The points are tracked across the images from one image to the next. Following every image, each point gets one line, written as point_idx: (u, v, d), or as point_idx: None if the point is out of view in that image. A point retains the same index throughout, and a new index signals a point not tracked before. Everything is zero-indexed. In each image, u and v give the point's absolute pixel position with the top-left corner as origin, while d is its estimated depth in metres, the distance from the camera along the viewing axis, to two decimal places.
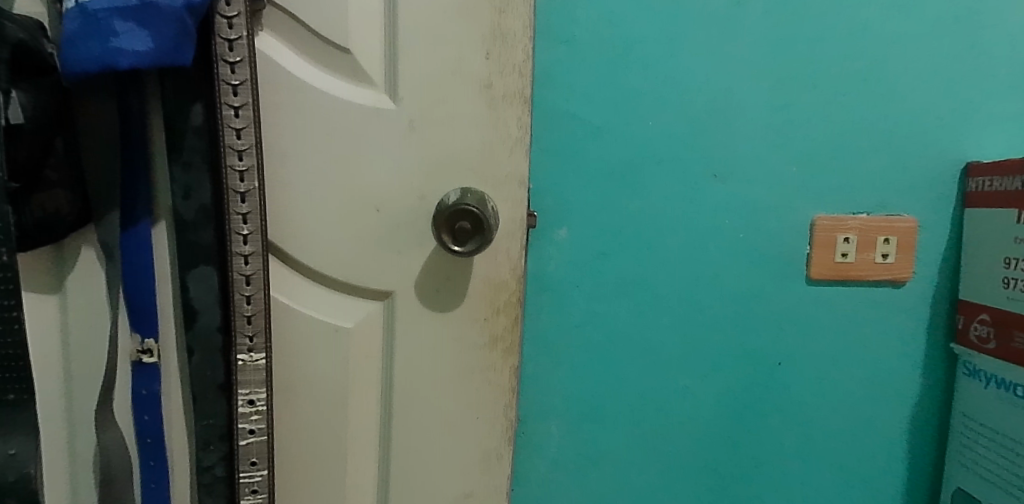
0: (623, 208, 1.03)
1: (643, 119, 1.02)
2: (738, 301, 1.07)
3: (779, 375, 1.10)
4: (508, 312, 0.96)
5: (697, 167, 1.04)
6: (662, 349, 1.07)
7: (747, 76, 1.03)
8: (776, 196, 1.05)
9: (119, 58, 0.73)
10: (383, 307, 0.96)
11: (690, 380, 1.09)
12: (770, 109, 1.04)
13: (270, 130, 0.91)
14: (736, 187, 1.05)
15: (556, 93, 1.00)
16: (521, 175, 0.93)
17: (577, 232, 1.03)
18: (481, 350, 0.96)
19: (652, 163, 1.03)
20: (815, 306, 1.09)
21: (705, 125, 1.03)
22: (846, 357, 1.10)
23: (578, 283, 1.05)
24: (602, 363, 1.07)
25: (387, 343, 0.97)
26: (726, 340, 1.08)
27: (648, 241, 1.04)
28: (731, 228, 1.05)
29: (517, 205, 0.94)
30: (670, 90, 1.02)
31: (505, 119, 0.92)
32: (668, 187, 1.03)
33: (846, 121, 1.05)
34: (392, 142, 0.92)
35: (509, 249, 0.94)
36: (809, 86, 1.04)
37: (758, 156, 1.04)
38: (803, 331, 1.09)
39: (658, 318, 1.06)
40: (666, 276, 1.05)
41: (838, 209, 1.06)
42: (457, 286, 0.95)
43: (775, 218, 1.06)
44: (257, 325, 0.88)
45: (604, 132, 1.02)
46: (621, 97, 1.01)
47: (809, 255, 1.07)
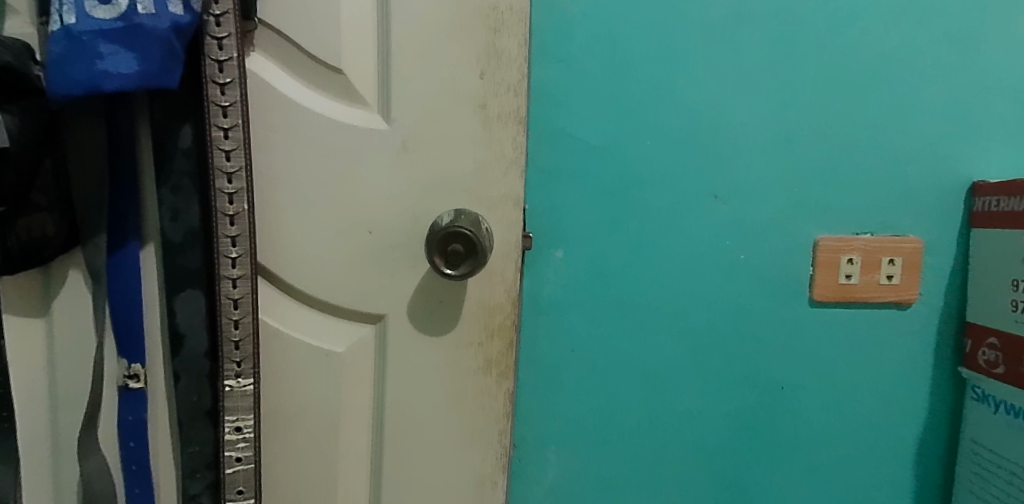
0: (621, 229, 1.01)
1: (641, 138, 1.00)
2: (740, 324, 1.05)
3: (782, 400, 1.07)
4: (503, 336, 0.94)
5: (697, 187, 1.02)
6: (662, 373, 1.05)
7: (747, 95, 1.01)
8: (778, 216, 1.03)
9: (105, 81, 0.71)
10: (375, 331, 0.95)
11: (691, 405, 1.06)
12: (772, 129, 1.02)
13: (261, 151, 0.90)
14: (737, 207, 1.03)
15: (553, 112, 0.99)
16: (516, 197, 0.92)
17: (575, 253, 1.02)
18: (476, 374, 0.94)
19: (652, 183, 1.01)
20: (819, 329, 1.06)
21: (705, 145, 1.01)
22: (851, 381, 1.08)
23: (576, 305, 1.02)
24: (600, 387, 1.04)
25: (379, 368, 0.95)
26: (727, 364, 1.06)
27: (647, 263, 1.02)
28: (732, 249, 1.03)
29: (512, 227, 0.92)
30: (668, 109, 1.00)
31: (500, 140, 0.91)
32: (668, 207, 1.02)
33: (848, 140, 1.03)
34: (385, 162, 0.90)
35: (504, 271, 0.92)
36: (809, 104, 1.02)
37: (759, 175, 1.02)
38: (806, 354, 1.07)
39: (657, 341, 1.04)
40: (666, 298, 1.03)
41: (840, 229, 1.04)
42: (450, 309, 0.93)
43: (777, 240, 1.04)
44: (245, 350, 0.86)
45: (602, 151, 1.00)
46: (619, 116, 1.00)
47: (811, 277, 1.05)
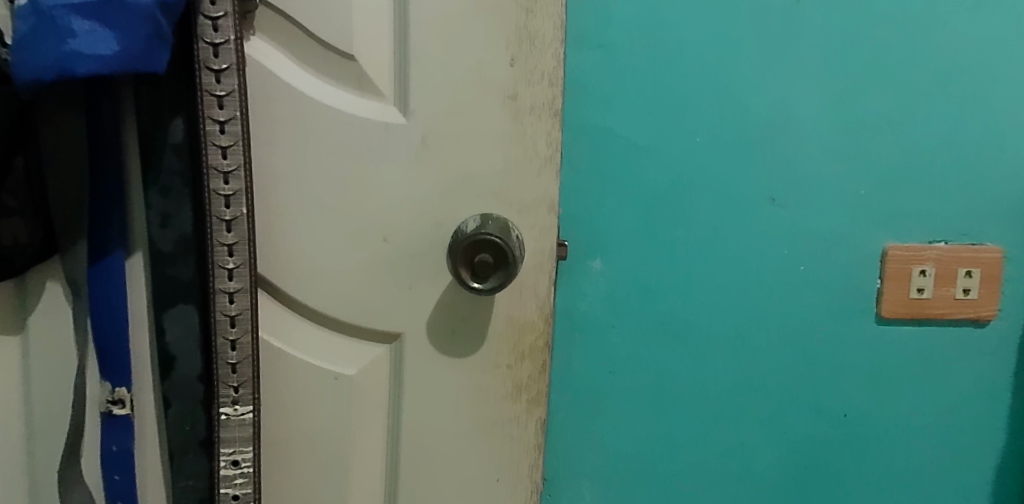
0: (666, 236, 0.90)
1: (690, 135, 0.89)
2: (798, 343, 0.94)
3: (844, 430, 0.96)
4: (534, 357, 0.83)
5: (752, 190, 0.90)
6: (709, 397, 0.94)
7: (814, 86, 0.89)
8: (844, 222, 0.92)
9: (78, 63, 0.62)
10: (391, 351, 0.84)
11: (741, 434, 0.95)
12: (839, 125, 0.90)
13: (263, 149, 0.80)
14: (798, 212, 0.91)
15: (591, 105, 0.88)
16: (551, 200, 0.81)
17: (613, 263, 0.91)
18: (503, 400, 0.84)
19: (700, 185, 0.90)
20: (887, 349, 0.94)
21: (763, 143, 0.90)
22: (921, 408, 0.96)
23: (614, 322, 0.91)
24: (641, 412, 0.93)
25: (394, 393, 0.85)
26: (781, 384, 0.94)
27: (695, 274, 0.91)
28: (790, 260, 0.92)
29: (546, 235, 0.81)
30: (720, 101, 0.88)
31: (533, 136, 0.80)
32: (719, 212, 0.90)
33: (924, 136, 0.90)
34: (402, 161, 0.80)
35: (536, 285, 0.82)
36: (879, 94, 0.89)
37: (822, 176, 0.91)
38: (872, 377, 0.95)
39: (705, 363, 0.93)
40: (715, 314, 0.92)
41: (912, 237, 0.93)
42: (475, 326, 0.82)
43: (841, 249, 0.92)
44: (243, 374, 0.76)
45: (645, 149, 0.89)
46: (664, 110, 0.88)
47: (878, 290, 0.93)
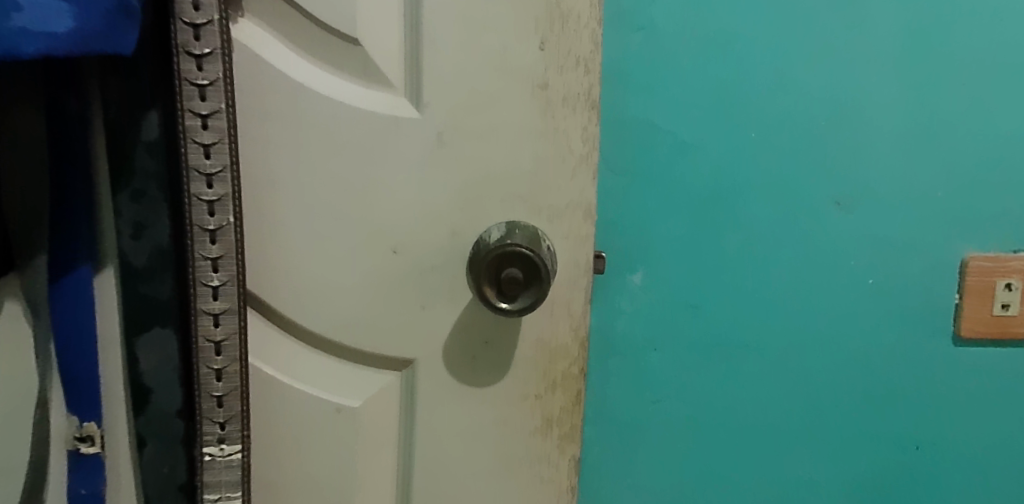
0: (717, 246, 0.80)
1: (744, 130, 0.78)
2: (864, 367, 0.83)
3: (917, 466, 0.85)
4: (567, 387, 0.72)
5: (816, 195, 0.79)
6: (762, 427, 0.84)
7: (889, 72, 0.77)
8: (919, 229, 0.80)
9: (22, 40, 0.50)
10: (401, 379, 0.73)
11: (798, 469, 0.85)
12: (917, 117, 0.78)
13: (255, 148, 0.69)
14: (867, 218, 0.80)
15: (630, 96, 0.77)
16: (588, 206, 0.70)
17: (654, 278, 0.80)
18: (531, 436, 0.73)
19: (757, 189, 0.79)
20: (966, 374, 0.83)
21: (829, 139, 0.78)
22: (1003, 439, 0.84)
23: (656, 345, 0.81)
24: (686, 445, 0.83)
25: (405, 427, 0.74)
26: (843, 413, 0.84)
27: (749, 291, 0.80)
28: (856, 272, 0.81)
29: (582, 246, 0.71)
30: (780, 92, 0.77)
31: (566, 132, 0.69)
32: (778, 219, 0.79)
33: (1014, 131, 0.78)
34: (416, 161, 0.69)
35: (570, 302, 0.71)
36: (962, 82, 0.77)
37: (895, 178, 0.79)
38: (947, 405, 0.84)
39: (760, 389, 0.82)
40: (771, 335, 0.81)
41: (997, 246, 0.81)
42: (498, 351, 0.71)
43: (915, 260, 0.81)
44: (230, 409, 0.65)
45: (693, 148, 0.78)
46: (715, 102, 0.77)
47: (957, 307, 0.82)
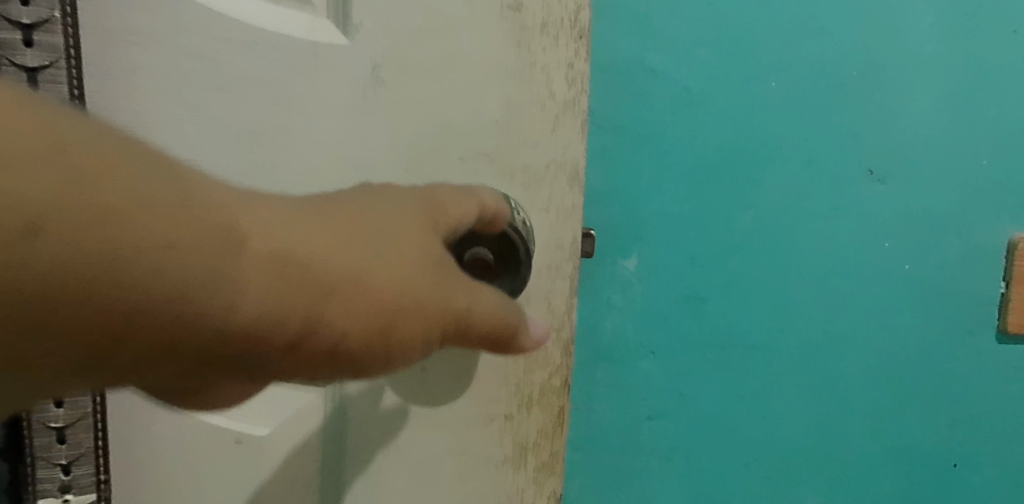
0: (727, 221, 0.67)
1: (762, 78, 0.65)
2: (894, 370, 0.70)
3: (953, 484, 0.73)
4: (546, 405, 0.55)
5: (846, 162, 0.66)
6: (776, 437, 0.72)
7: (935, 11, 0.64)
8: (966, 203, 0.67)
9: None
10: (323, 400, 0.54)
11: (814, 489, 0.73)
12: (966, 68, 0.65)
13: (122, 85, 0.50)
14: (902, 190, 0.67)
15: (631, 34, 0.64)
16: (576, 168, 0.54)
17: (650, 263, 0.68)
18: (498, 470, 0.56)
19: (775, 153, 0.66)
20: (1013, 378, 0.70)
21: (860, 93, 0.65)
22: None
23: (651, 347, 0.70)
24: (685, 458, 0.72)
25: (328, 464, 0.55)
26: (868, 423, 0.71)
27: (761, 278, 0.68)
28: (884, 253, 0.68)
29: (566, 221, 0.54)
30: (804, 36, 0.64)
31: (546, 69, 0.52)
32: (800, 189, 0.67)
33: None
34: (350, 107, 0.52)
35: (551, 294, 0.54)
36: (1020, 26, 0.64)
37: (938, 142, 0.66)
38: (992, 413, 0.71)
39: (772, 393, 0.71)
40: (789, 329, 0.69)
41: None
42: (456, 360, 0.54)
43: (956, 240, 0.67)
44: (76, 446, 0.51)
45: (700, 103, 0.65)
46: (728, 46, 0.64)
47: (1002, 297, 0.68)
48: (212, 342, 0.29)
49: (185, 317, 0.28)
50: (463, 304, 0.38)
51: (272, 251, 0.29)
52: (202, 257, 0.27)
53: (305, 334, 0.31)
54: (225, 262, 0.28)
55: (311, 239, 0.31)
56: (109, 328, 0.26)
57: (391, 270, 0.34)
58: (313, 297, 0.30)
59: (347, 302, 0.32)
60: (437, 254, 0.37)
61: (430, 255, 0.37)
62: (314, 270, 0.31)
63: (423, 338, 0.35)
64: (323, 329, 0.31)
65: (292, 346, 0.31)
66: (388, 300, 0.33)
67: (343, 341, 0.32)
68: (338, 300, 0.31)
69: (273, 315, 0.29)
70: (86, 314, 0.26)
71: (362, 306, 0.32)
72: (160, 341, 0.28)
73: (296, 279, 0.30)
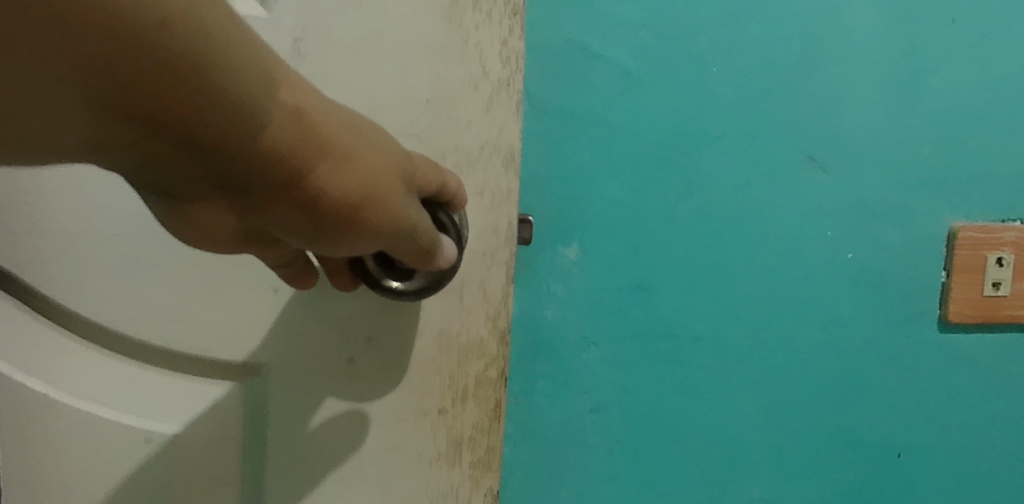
0: (668, 208, 0.67)
1: (704, 63, 0.66)
2: (837, 359, 0.70)
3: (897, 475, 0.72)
4: (481, 398, 0.53)
5: (784, 149, 0.67)
6: (723, 429, 0.70)
7: (864, 5, 0.66)
8: (899, 192, 0.68)
9: None
10: (243, 393, 0.51)
11: (760, 484, 0.71)
12: (898, 58, 0.67)
13: None
14: (843, 178, 0.68)
15: (568, 19, 0.64)
16: (511, 149, 0.52)
17: (592, 251, 0.67)
18: (431, 467, 0.53)
19: (714, 138, 0.66)
20: (948, 365, 0.71)
21: (797, 78, 0.66)
22: (990, 441, 0.72)
23: (594, 339, 0.69)
24: (630, 453, 0.70)
25: (249, 462, 0.52)
26: (812, 412, 0.71)
27: (706, 266, 0.68)
28: (821, 238, 0.68)
29: (501, 206, 0.52)
30: (741, 26, 0.65)
31: (479, 47, 0.51)
32: (738, 173, 0.67)
33: (1001, 82, 0.68)
34: None
35: (486, 282, 0.52)
36: (942, 22, 0.67)
37: (872, 132, 0.67)
38: (932, 402, 0.71)
39: (716, 383, 0.70)
40: (731, 316, 0.69)
41: (982, 212, 0.69)
42: (384, 351, 0.51)
43: (893, 227, 0.68)
44: None
45: (642, 91, 0.66)
46: (672, 31, 0.65)
47: (942, 286, 0.70)
48: (216, 150, 0.28)
49: (210, 116, 0.27)
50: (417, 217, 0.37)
51: (294, 103, 0.30)
52: (242, 77, 0.28)
53: (295, 180, 0.30)
54: (265, 92, 0.28)
55: (322, 107, 0.31)
56: (132, 99, 0.26)
57: (381, 161, 0.34)
58: (313, 150, 0.30)
59: (339, 169, 0.31)
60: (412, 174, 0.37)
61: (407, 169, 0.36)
62: (322, 133, 0.31)
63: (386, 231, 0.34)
64: (310, 184, 0.30)
65: (278, 188, 0.30)
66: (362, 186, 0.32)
67: (324, 204, 0.31)
68: (332, 161, 0.31)
69: (276, 152, 0.29)
70: (125, 71, 0.26)
71: (350, 177, 0.32)
72: (167, 132, 0.28)
73: (307, 134, 0.30)
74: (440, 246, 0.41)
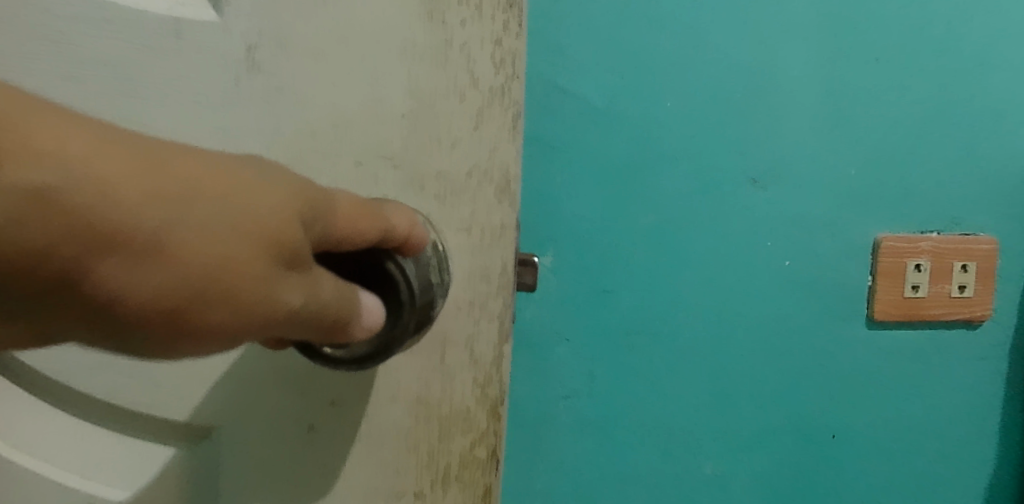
0: (628, 225, 0.70)
1: (660, 98, 0.69)
2: (781, 354, 0.74)
3: (834, 456, 0.76)
4: (467, 482, 0.43)
5: (730, 172, 0.70)
6: (685, 423, 0.74)
7: (801, 43, 0.69)
8: (839, 209, 0.72)
9: None
10: (192, 456, 0.44)
11: (713, 461, 0.75)
12: (828, 92, 0.70)
13: None
14: (779, 194, 0.71)
15: (543, 59, 0.68)
16: (505, 175, 0.42)
17: (564, 259, 0.71)
18: None
19: (668, 162, 0.70)
20: (883, 358, 0.75)
21: (743, 110, 0.70)
22: (913, 422, 0.76)
23: (566, 333, 0.72)
24: (599, 441, 0.74)
25: None
26: (760, 412, 0.74)
27: (659, 276, 0.72)
28: (764, 250, 0.72)
29: (493, 245, 0.42)
30: (688, 50, 0.69)
31: (466, 48, 0.41)
32: (692, 194, 0.71)
33: (926, 111, 0.72)
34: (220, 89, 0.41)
35: (472, 338, 0.42)
36: (867, 61, 0.70)
37: (812, 154, 0.71)
38: (866, 389, 0.75)
39: (673, 383, 0.73)
40: (682, 318, 0.72)
41: (905, 222, 0.73)
42: (350, 420, 0.42)
43: (825, 238, 0.72)
44: None
45: (604, 118, 0.69)
46: (632, 70, 0.68)
47: (868, 289, 0.73)
48: None
49: None
50: (300, 300, 0.28)
51: (56, 186, 0.22)
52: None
53: (69, 286, 0.23)
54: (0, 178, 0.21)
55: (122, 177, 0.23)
56: None
57: (227, 236, 0.25)
58: (90, 244, 0.23)
59: (137, 264, 0.23)
60: (300, 244, 0.28)
61: (283, 239, 0.27)
62: (110, 218, 0.23)
63: (239, 325, 0.26)
64: (96, 289, 0.23)
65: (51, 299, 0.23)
66: (183, 279, 0.24)
67: (127, 309, 0.24)
68: (125, 257, 0.23)
69: (28, 255, 0.22)
70: None
71: (160, 272, 0.24)
72: None
73: (83, 225, 0.22)
74: (357, 309, 0.32)
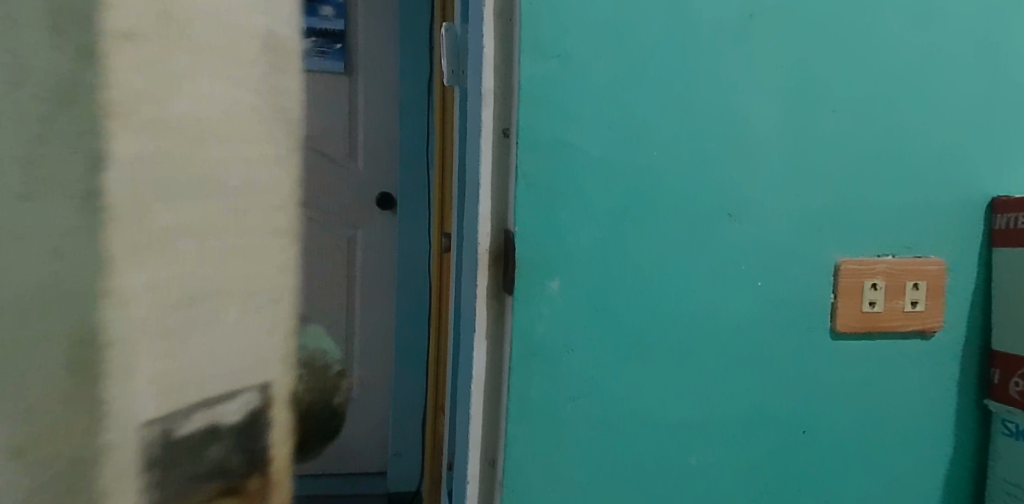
0: (628, 256, 0.76)
1: (649, 148, 0.76)
2: (763, 366, 0.80)
3: (806, 450, 0.83)
4: None
5: (706, 206, 0.78)
6: (673, 419, 0.79)
7: (771, 101, 0.78)
8: (804, 236, 0.80)
9: None
10: None
11: (701, 450, 0.80)
12: (796, 132, 0.79)
13: None
14: (754, 228, 0.79)
15: (546, 114, 0.74)
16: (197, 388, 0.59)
17: (574, 278, 0.76)
18: None
19: (657, 198, 0.77)
20: (846, 363, 0.82)
21: (726, 151, 0.78)
22: (877, 418, 0.83)
23: (574, 345, 0.76)
24: (612, 441, 0.78)
25: None
26: (739, 415, 0.81)
27: (651, 293, 0.77)
28: (748, 277, 0.79)
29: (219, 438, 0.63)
30: (681, 98, 0.76)
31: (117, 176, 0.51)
32: (679, 228, 0.77)
33: (886, 149, 0.81)
34: None
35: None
36: (828, 108, 0.79)
37: (784, 184, 0.79)
38: (845, 392, 0.83)
39: (668, 382, 0.79)
40: (671, 325, 0.78)
41: (858, 248, 0.81)
42: None
43: (794, 263, 0.80)
44: None
45: (603, 164, 0.75)
46: (624, 127, 0.75)
47: (832, 305, 0.81)
48: None
49: None
50: None
51: None
52: None
53: None
54: None
55: None
56: None
57: None
58: None
59: None
60: None
61: None
62: None
63: None
64: None
65: None
66: None
67: None
68: None
69: None
70: None
71: None
72: None
73: None
74: None
